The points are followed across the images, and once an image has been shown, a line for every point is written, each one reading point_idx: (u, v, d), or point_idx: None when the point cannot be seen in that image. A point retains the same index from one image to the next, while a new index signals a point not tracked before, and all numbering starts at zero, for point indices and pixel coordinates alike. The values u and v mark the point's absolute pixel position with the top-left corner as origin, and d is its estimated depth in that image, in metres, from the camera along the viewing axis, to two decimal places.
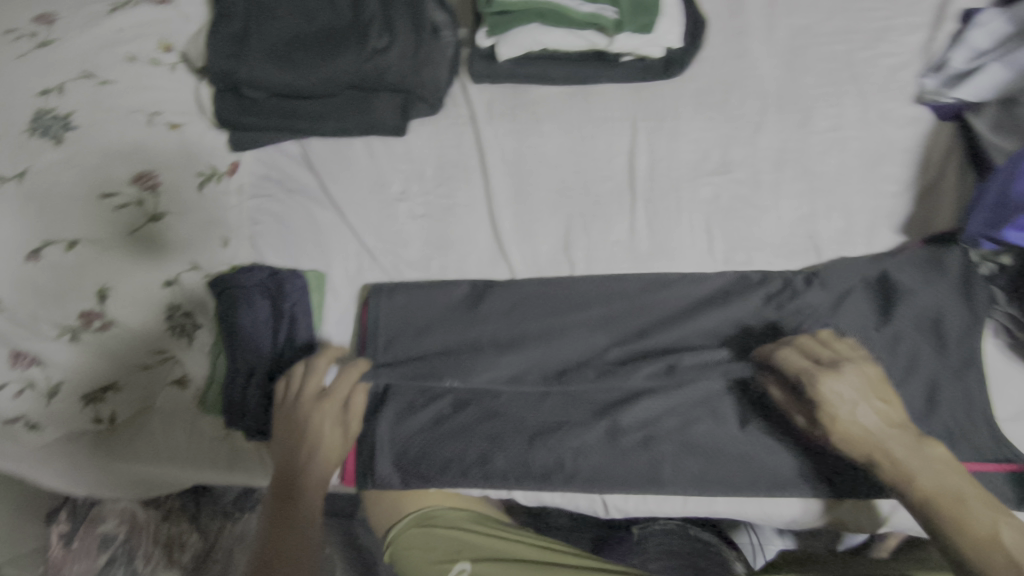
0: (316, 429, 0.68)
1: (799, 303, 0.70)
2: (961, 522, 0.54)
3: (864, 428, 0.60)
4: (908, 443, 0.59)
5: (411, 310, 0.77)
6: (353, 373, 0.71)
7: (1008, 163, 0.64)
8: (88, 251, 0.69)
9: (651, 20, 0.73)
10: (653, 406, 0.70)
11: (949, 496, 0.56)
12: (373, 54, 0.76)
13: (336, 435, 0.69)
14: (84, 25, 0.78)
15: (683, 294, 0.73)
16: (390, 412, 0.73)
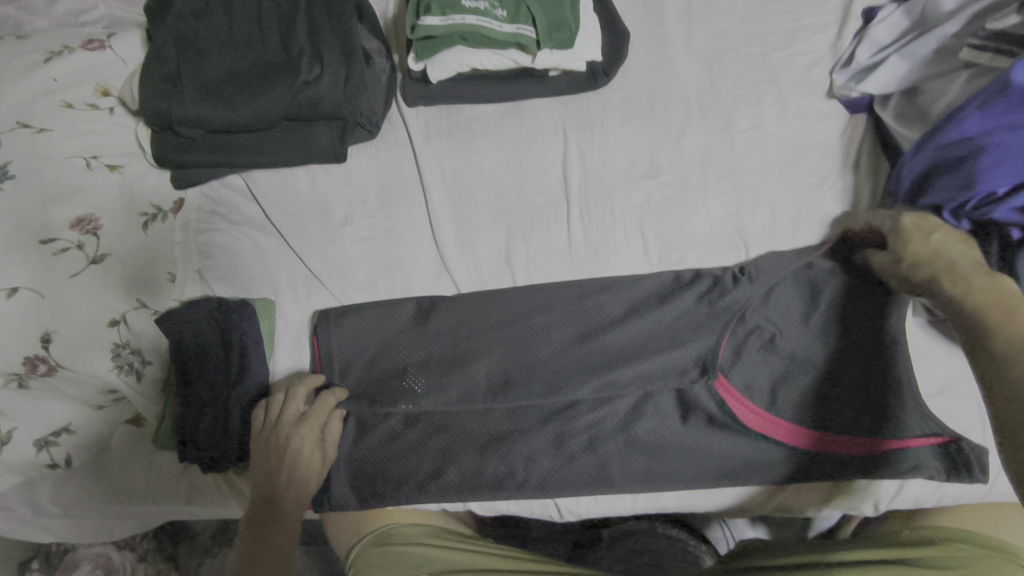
0: (296, 451, 0.69)
1: (731, 299, 0.71)
2: (998, 326, 0.50)
3: (949, 257, 0.59)
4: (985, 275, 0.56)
5: (359, 333, 0.77)
6: (330, 400, 0.73)
7: (914, 146, 0.66)
8: (30, 297, 0.69)
9: (568, 36, 0.77)
10: (597, 410, 0.72)
11: (1003, 300, 0.52)
12: (304, 86, 0.78)
13: (315, 461, 0.71)
14: (16, 75, 0.78)
15: (621, 297, 0.75)
16: (348, 434, 0.76)
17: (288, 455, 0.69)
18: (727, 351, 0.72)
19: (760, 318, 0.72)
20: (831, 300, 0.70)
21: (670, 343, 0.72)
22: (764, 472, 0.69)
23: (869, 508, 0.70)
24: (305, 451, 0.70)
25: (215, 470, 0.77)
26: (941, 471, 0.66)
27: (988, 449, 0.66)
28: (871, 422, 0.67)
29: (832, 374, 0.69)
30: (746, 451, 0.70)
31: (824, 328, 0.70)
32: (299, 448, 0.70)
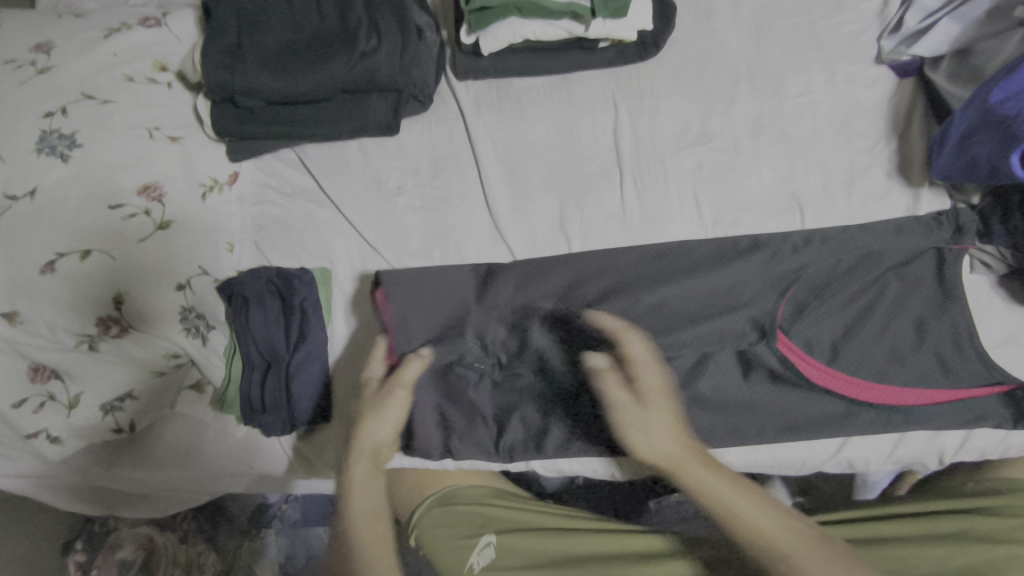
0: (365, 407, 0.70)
1: (794, 260, 0.73)
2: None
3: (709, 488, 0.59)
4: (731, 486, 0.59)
5: (423, 289, 0.76)
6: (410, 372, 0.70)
7: (977, 94, 0.65)
8: (102, 259, 0.71)
9: (623, 4, 0.78)
10: (661, 372, 0.73)
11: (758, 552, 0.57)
12: (362, 57, 0.79)
13: (386, 413, 0.69)
14: (80, 49, 0.80)
15: (680, 264, 0.75)
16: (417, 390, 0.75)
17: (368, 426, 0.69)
18: (786, 311, 0.73)
19: (815, 277, 0.73)
20: (886, 260, 0.73)
21: (732, 307, 0.73)
22: (829, 427, 0.71)
23: (933, 461, 0.72)
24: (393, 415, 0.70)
25: (275, 435, 0.78)
26: (1008, 417, 0.68)
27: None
28: (931, 373, 0.70)
29: (889, 330, 0.71)
30: (808, 407, 0.71)
31: (878, 287, 0.72)
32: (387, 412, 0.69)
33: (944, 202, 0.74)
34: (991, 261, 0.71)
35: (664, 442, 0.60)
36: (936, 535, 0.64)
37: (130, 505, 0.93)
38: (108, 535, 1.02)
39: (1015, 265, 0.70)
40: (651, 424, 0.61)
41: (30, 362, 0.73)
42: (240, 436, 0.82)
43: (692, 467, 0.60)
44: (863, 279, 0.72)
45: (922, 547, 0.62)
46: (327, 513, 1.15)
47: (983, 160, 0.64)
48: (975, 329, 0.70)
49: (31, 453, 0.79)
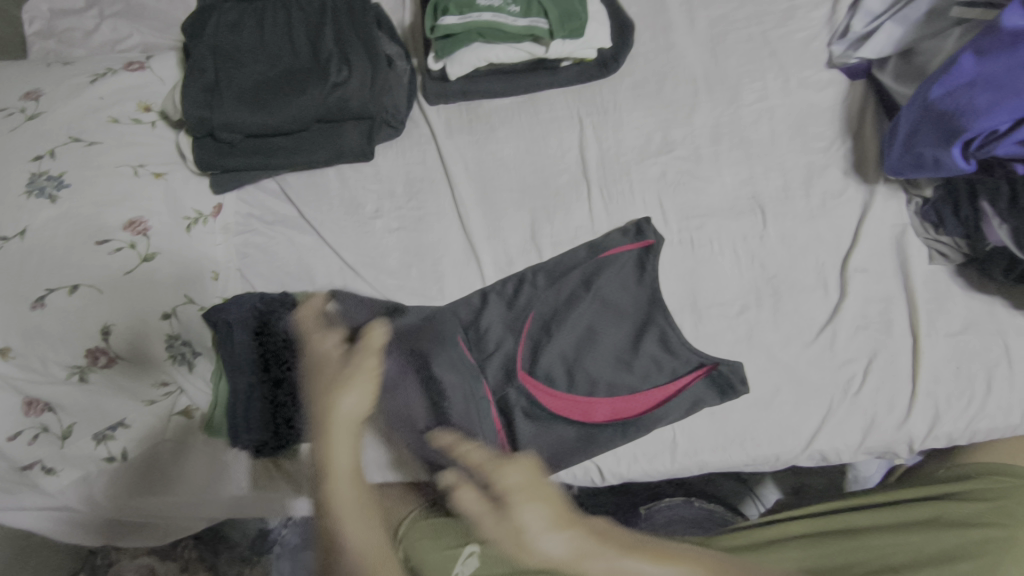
0: (321, 361, 0.55)
1: (761, 252, 0.77)
2: None
3: None
4: None
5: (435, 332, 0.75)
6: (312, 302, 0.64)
7: (918, 93, 0.68)
8: (90, 293, 0.74)
9: (579, 25, 0.82)
10: (466, 400, 0.72)
11: None
12: (334, 88, 0.83)
13: (354, 381, 0.53)
14: (68, 95, 0.84)
15: (453, 315, 0.77)
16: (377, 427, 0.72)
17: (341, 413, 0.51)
18: (524, 350, 0.77)
19: (610, 297, 0.78)
20: (592, 287, 0.78)
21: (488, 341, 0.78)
22: (784, 434, 0.71)
23: (904, 451, 0.71)
24: (527, 508, 0.44)
25: (263, 456, 0.80)
26: (978, 393, 0.69)
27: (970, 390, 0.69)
28: (898, 369, 0.71)
29: (832, 324, 0.73)
30: (769, 412, 0.72)
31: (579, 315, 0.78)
32: (527, 512, 0.44)
33: (900, 198, 0.77)
34: (948, 251, 0.73)
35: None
36: (912, 522, 0.64)
37: (131, 535, 0.94)
38: (109, 566, 1.07)
39: (971, 253, 0.72)
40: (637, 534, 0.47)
41: (24, 397, 0.75)
42: (229, 459, 0.84)
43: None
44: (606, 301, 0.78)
45: (895, 535, 0.63)
46: None
47: (928, 156, 0.67)
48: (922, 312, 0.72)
49: (28, 485, 0.80)
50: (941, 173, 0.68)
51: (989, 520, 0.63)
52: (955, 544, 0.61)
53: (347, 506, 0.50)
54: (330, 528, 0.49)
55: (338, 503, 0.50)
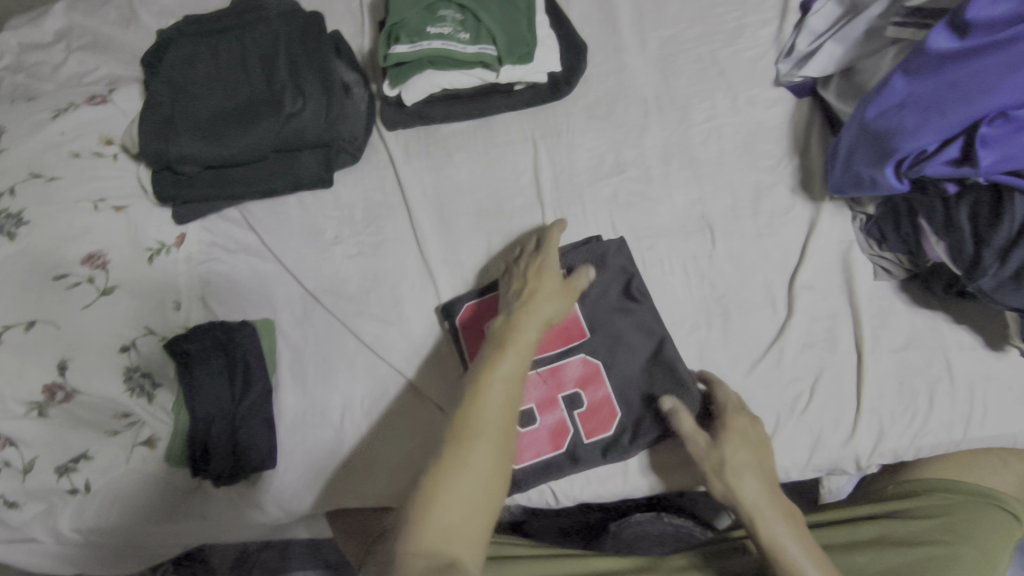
0: (533, 291, 0.68)
1: (710, 271, 0.78)
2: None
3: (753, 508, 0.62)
4: (792, 525, 0.60)
5: None
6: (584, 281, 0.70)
7: (856, 113, 0.69)
8: (47, 329, 0.75)
9: (528, 51, 0.83)
10: None
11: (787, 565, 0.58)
12: (289, 118, 0.85)
13: (554, 294, 0.67)
14: (29, 132, 0.86)
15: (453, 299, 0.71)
16: None
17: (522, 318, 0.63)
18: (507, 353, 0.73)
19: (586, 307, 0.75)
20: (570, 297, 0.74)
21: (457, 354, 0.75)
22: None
23: (851, 466, 0.71)
24: (744, 450, 0.66)
25: (224, 484, 0.81)
26: (923, 408, 0.70)
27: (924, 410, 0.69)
28: (844, 387, 0.72)
29: (779, 343, 0.74)
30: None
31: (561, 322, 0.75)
32: (732, 453, 0.65)
33: (845, 214, 0.77)
34: (892, 267, 0.74)
35: (749, 491, 0.63)
36: (860, 541, 0.65)
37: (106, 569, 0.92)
38: None
39: (914, 269, 0.72)
40: (735, 465, 0.64)
41: None
42: (191, 489, 0.83)
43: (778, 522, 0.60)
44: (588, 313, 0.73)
45: (843, 554, 0.63)
46: (303, 558, 1.15)
47: (866, 176, 0.68)
48: (864, 330, 0.73)
49: None
50: (881, 191, 0.68)
51: (937, 539, 0.63)
52: (903, 561, 0.61)
53: (492, 402, 0.55)
54: (472, 398, 0.55)
55: (462, 443, 0.53)
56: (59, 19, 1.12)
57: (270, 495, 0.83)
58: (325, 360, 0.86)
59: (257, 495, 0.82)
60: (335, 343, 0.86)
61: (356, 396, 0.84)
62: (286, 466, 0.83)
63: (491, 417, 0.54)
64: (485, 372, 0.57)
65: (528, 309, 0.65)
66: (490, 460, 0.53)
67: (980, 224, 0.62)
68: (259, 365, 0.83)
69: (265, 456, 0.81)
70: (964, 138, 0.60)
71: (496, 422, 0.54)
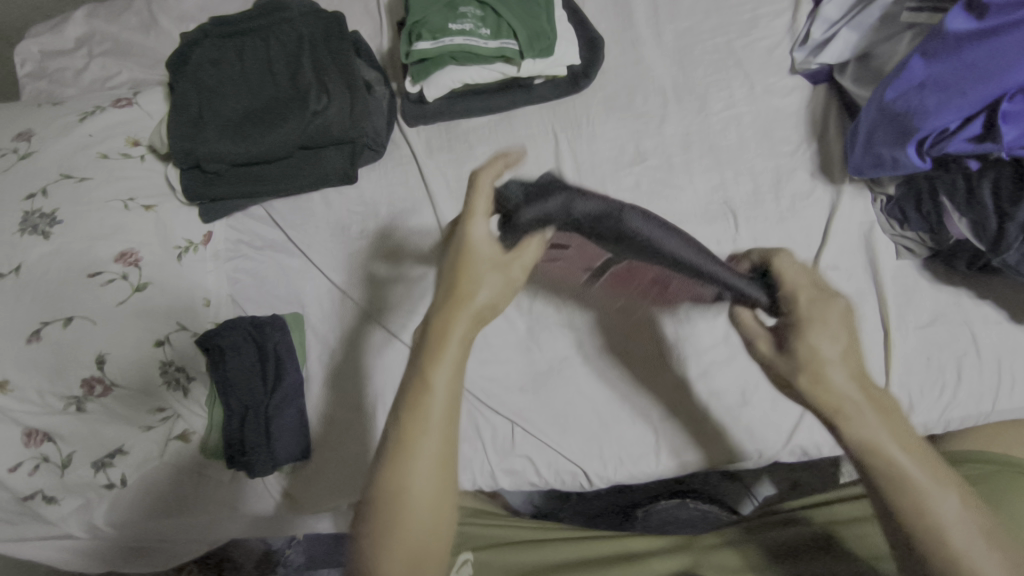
0: (469, 251, 0.49)
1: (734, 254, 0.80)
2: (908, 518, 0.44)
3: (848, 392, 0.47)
4: (891, 423, 0.46)
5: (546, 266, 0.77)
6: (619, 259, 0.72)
7: (875, 95, 0.70)
8: (84, 324, 0.76)
9: (548, 44, 0.85)
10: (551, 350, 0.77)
11: (906, 479, 0.45)
12: (314, 116, 0.86)
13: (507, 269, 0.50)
14: (58, 134, 0.87)
15: None
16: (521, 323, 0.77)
17: (474, 252, 0.49)
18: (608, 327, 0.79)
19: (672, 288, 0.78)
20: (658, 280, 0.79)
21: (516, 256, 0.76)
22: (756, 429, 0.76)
23: None
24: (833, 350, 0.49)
25: (258, 476, 0.81)
26: (948, 383, 0.72)
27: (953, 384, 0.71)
28: (871, 363, 0.73)
29: None
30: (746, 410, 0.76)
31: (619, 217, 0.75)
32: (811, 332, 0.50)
33: (865, 196, 0.79)
34: (914, 246, 0.75)
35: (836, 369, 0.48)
36: None
37: (134, 564, 0.93)
38: None
39: (936, 247, 0.74)
40: (811, 322, 0.51)
41: (24, 428, 0.77)
42: (226, 480, 0.85)
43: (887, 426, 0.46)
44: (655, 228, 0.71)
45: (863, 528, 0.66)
46: (329, 553, 1.16)
47: (887, 156, 0.70)
48: (888, 310, 0.75)
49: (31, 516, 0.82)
50: (902, 170, 0.70)
51: None
52: None
53: (436, 402, 0.44)
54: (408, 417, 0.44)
55: (417, 418, 0.44)
56: (80, 26, 1.13)
57: (305, 483, 0.86)
58: (357, 352, 0.87)
59: (292, 485, 0.85)
60: (365, 336, 0.88)
61: (386, 387, 0.86)
62: (320, 457, 0.86)
63: (439, 428, 0.44)
64: (414, 401, 0.45)
65: (462, 286, 0.48)
66: (444, 462, 0.44)
67: (1003, 200, 0.63)
68: (289, 358, 0.85)
69: (299, 448, 0.83)
70: (986, 114, 0.61)
71: (439, 441, 0.44)
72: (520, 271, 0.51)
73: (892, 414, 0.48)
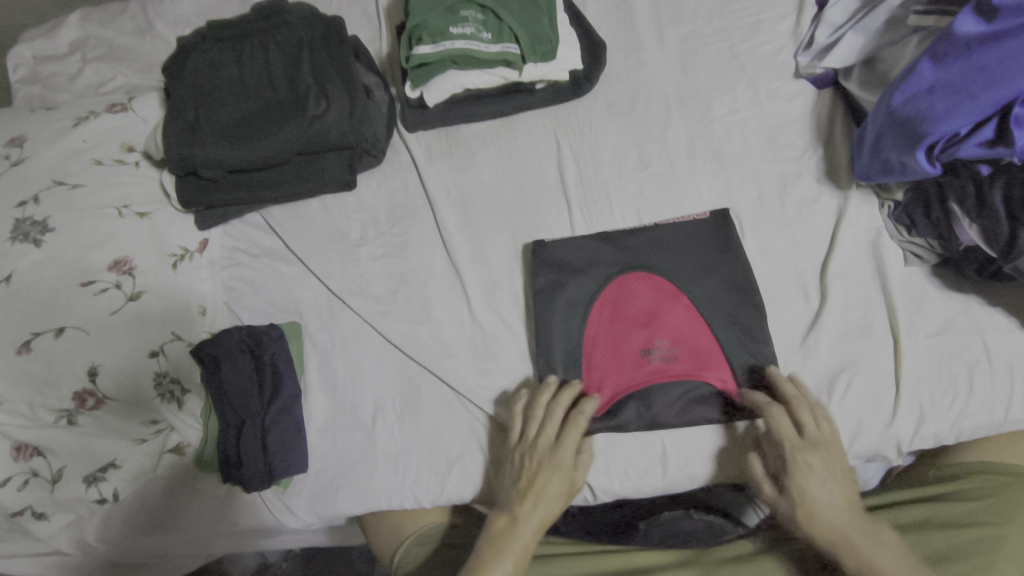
0: (541, 473, 0.70)
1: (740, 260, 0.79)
2: None
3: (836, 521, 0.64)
4: (866, 532, 0.63)
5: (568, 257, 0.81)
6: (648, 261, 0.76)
7: (883, 99, 0.69)
8: (76, 334, 0.74)
9: (550, 49, 0.84)
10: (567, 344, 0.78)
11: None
12: (313, 120, 0.85)
13: (559, 478, 0.70)
14: (51, 140, 0.85)
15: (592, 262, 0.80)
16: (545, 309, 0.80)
17: (541, 492, 0.69)
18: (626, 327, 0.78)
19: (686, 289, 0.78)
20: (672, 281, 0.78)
21: (547, 245, 0.82)
22: (764, 441, 0.74)
23: (893, 453, 0.72)
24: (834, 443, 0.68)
25: (253, 489, 0.79)
26: (960, 392, 0.71)
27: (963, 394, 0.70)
28: (880, 372, 0.73)
29: (813, 331, 0.75)
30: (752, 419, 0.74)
31: (654, 278, 0.78)
32: (813, 460, 0.67)
33: (872, 202, 0.78)
34: (923, 253, 0.74)
35: (824, 490, 0.66)
36: (903, 526, 0.66)
37: None
38: None
39: (944, 254, 0.73)
40: (830, 462, 0.67)
41: (14, 442, 0.75)
42: (222, 494, 0.84)
43: (879, 550, 0.61)
44: (688, 342, 0.76)
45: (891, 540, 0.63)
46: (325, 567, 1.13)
47: (896, 161, 0.69)
48: (894, 318, 0.74)
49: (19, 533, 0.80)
50: (912, 176, 0.69)
51: (986, 520, 0.63)
52: (950, 545, 0.62)
53: (504, 556, 0.65)
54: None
55: (506, 541, 0.67)
56: (73, 30, 1.12)
57: (302, 499, 0.83)
58: (356, 362, 0.86)
59: (289, 499, 0.83)
60: (364, 345, 0.86)
61: (386, 398, 0.84)
62: (317, 469, 0.83)
63: None
64: (488, 553, 0.66)
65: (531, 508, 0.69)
66: None
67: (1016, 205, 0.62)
68: (287, 367, 0.83)
69: (297, 460, 0.81)
70: (997, 119, 0.61)
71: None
72: (570, 485, 0.71)
73: (880, 533, 0.63)
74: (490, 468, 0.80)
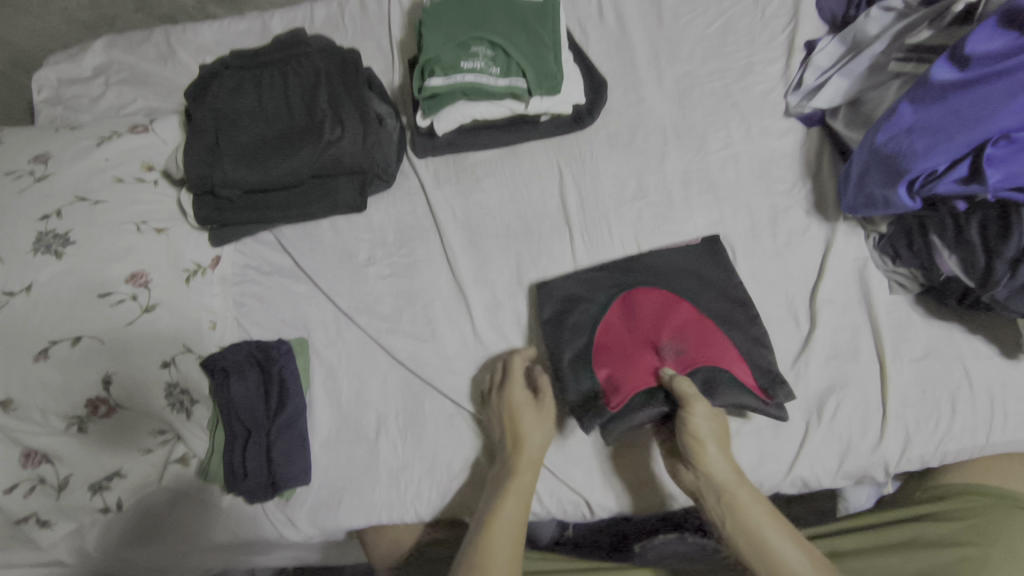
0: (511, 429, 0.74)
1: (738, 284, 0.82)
2: None
3: None
4: None
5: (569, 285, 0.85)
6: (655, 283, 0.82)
7: (867, 139, 0.75)
8: (92, 344, 0.76)
9: (555, 84, 0.89)
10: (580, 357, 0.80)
11: None
12: (329, 145, 0.89)
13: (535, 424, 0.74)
14: (75, 158, 0.89)
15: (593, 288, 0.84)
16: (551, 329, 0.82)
17: (521, 449, 0.72)
18: (635, 332, 0.79)
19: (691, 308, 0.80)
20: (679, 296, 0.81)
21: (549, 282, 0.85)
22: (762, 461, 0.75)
23: (880, 474, 0.74)
24: (701, 420, 0.69)
25: (258, 501, 0.82)
26: (945, 416, 0.73)
27: (948, 417, 0.73)
28: (869, 395, 0.75)
29: (805, 355, 0.78)
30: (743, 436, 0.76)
31: (657, 291, 0.81)
32: (767, 522, 0.64)
33: (858, 234, 0.82)
34: (906, 282, 0.78)
35: (786, 549, 0.62)
36: (890, 545, 0.68)
37: None
38: None
39: (927, 283, 0.76)
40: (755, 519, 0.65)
41: (23, 449, 0.76)
42: (224, 505, 0.84)
43: None
44: (700, 338, 0.77)
45: (876, 556, 0.66)
46: None
47: (879, 197, 0.73)
48: (879, 345, 0.77)
49: (19, 542, 0.80)
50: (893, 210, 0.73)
51: (963, 540, 0.65)
52: (934, 561, 0.64)
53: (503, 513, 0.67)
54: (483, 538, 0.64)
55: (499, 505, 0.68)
56: (98, 55, 1.17)
57: (303, 512, 0.84)
58: (361, 377, 0.88)
59: (290, 511, 0.84)
60: (369, 361, 0.89)
61: (389, 413, 0.86)
62: (319, 483, 0.84)
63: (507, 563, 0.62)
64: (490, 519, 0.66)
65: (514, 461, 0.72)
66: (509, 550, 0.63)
67: (991, 238, 0.66)
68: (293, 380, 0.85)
69: (299, 473, 0.82)
70: (971, 158, 0.65)
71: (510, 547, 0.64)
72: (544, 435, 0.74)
73: None
74: (490, 484, 0.81)
